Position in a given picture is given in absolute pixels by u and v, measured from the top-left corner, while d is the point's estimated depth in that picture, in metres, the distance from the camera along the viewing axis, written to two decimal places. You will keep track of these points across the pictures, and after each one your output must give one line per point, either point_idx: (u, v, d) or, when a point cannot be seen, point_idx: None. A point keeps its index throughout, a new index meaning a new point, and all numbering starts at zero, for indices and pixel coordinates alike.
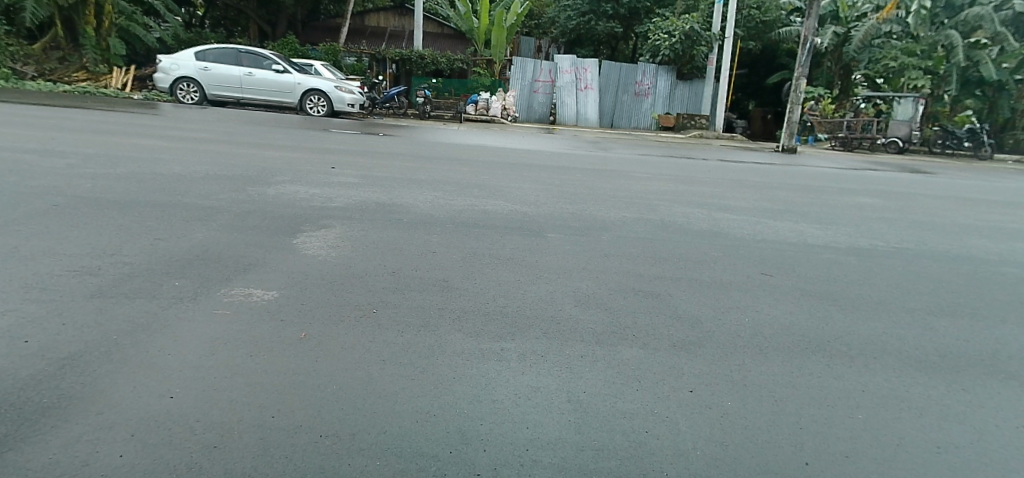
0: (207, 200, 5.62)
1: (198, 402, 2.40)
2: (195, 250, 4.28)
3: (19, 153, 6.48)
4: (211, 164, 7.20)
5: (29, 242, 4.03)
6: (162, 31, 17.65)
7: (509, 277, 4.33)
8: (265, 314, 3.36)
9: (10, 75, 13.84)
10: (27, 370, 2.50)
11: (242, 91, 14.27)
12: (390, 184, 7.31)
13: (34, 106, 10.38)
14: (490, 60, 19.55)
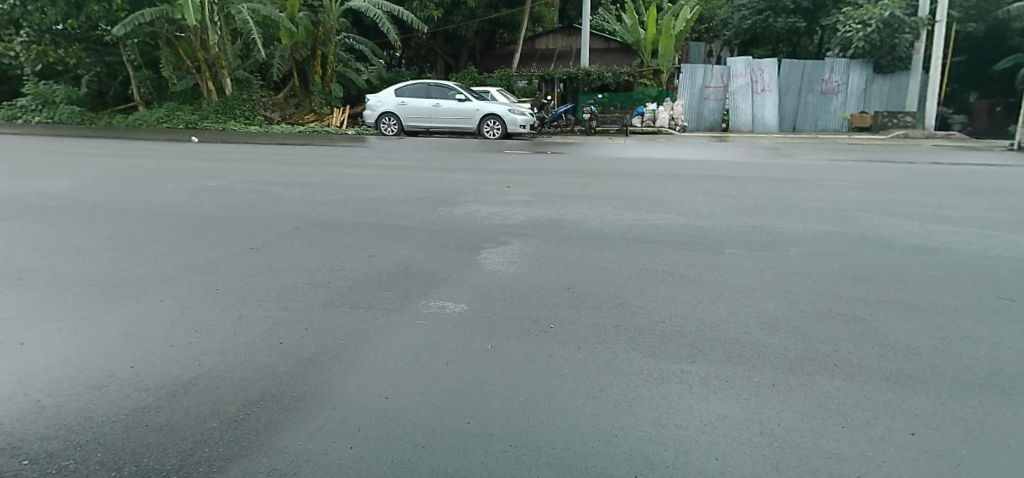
0: (405, 221, 6.25)
1: (407, 405, 2.68)
2: (399, 265, 4.79)
3: (267, 184, 7.80)
4: (407, 188, 8.00)
5: (278, 258, 4.85)
6: (370, 73, 19.99)
7: (687, 294, 4.21)
8: (457, 325, 3.64)
9: (262, 122, 16.73)
10: (279, 367, 3.00)
11: (431, 121, 15.69)
12: (561, 201, 7.51)
13: (272, 145, 12.41)
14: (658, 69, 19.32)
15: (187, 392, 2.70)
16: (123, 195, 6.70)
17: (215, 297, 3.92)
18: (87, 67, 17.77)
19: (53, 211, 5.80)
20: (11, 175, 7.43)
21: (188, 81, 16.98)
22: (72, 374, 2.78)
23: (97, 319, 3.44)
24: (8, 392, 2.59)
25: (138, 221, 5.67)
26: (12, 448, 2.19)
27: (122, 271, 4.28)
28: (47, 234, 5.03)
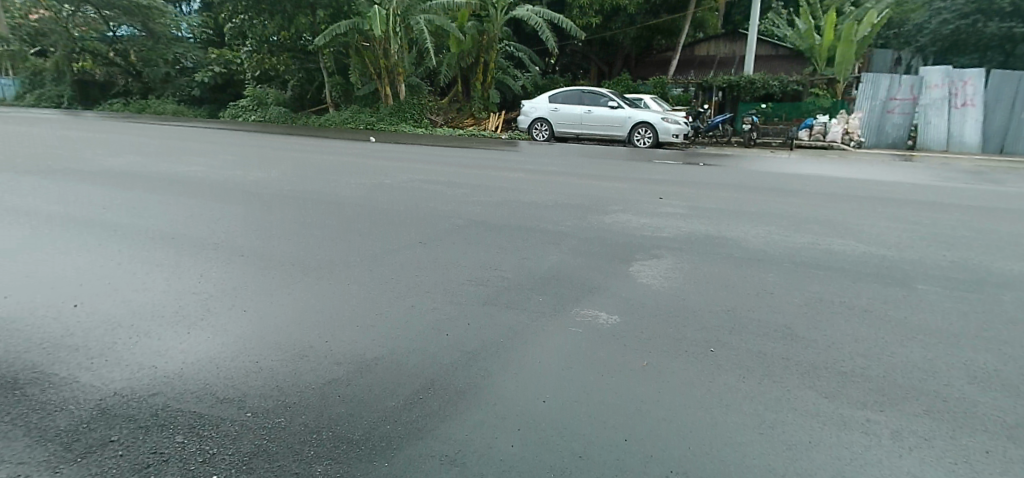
0: (558, 226, 6.32)
1: (565, 411, 2.70)
2: (552, 271, 4.84)
3: (431, 184, 8.33)
4: (559, 194, 8.10)
5: (442, 254, 5.14)
6: (526, 80, 20.51)
7: (868, 332, 3.78)
8: (611, 336, 3.60)
9: (429, 125, 17.90)
10: (445, 357, 3.19)
11: (581, 128, 15.68)
12: (718, 216, 7.13)
13: (436, 147, 13.26)
14: (831, 78, 17.47)
15: (368, 372, 2.96)
16: (314, 187, 7.54)
17: (389, 286, 4.26)
18: (292, 72, 20.31)
19: (260, 198, 6.69)
20: (230, 165, 8.70)
21: (370, 86, 18.74)
22: (278, 342, 3.18)
23: (296, 296, 3.91)
24: (231, 351, 3.03)
25: (323, 211, 6.34)
26: (235, 399, 2.56)
27: (312, 255, 4.82)
28: (254, 217, 5.81)
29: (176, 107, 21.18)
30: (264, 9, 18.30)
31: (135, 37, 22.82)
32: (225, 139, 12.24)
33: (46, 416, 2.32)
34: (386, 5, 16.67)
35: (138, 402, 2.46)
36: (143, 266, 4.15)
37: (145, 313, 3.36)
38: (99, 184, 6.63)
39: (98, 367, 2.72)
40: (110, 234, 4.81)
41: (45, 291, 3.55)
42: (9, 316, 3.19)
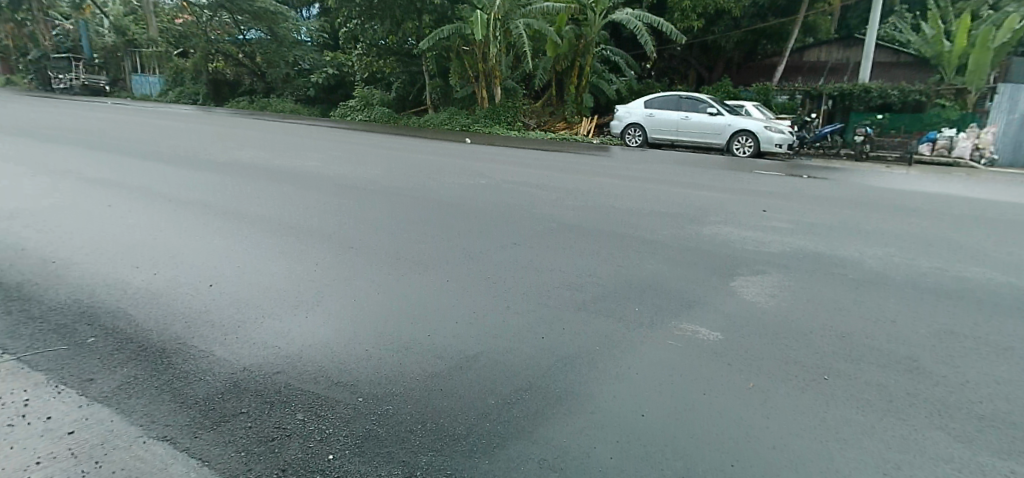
0: (654, 234, 6.11)
1: (665, 427, 2.61)
2: (650, 279, 4.65)
3: (525, 186, 8.33)
4: (655, 202, 7.87)
5: (538, 256, 5.08)
6: (621, 83, 20.11)
7: (1010, 374, 3.37)
8: (714, 352, 3.42)
9: (522, 128, 18.01)
10: (542, 359, 3.17)
11: (678, 134, 15.21)
12: (829, 233, 6.66)
13: (530, 150, 13.31)
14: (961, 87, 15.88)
15: (468, 368, 3.00)
16: (412, 185, 7.77)
17: (486, 283, 4.30)
18: (396, 74, 21.09)
19: (361, 194, 6.96)
20: (339, 162, 9.15)
21: (468, 89, 19.13)
22: (384, 332, 3.31)
23: (400, 289, 4.05)
24: (343, 337, 3.19)
25: (416, 209, 6.48)
26: (348, 384, 2.69)
27: (410, 250, 4.97)
28: (355, 212, 6.05)
29: (293, 106, 22.69)
30: (374, 14, 18.97)
31: (260, 39, 24.84)
32: (335, 137, 12.93)
33: (187, 385, 2.55)
34: (487, 10, 16.78)
35: (263, 378, 2.65)
36: (263, 252, 4.46)
37: (267, 296, 3.61)
38: (226, 175, 7.21)
39: (229, 343, 2.96)
40: (236, 221, 5.20)
41: (183, 271, 3.91)
42: (155, 291, 3.55)
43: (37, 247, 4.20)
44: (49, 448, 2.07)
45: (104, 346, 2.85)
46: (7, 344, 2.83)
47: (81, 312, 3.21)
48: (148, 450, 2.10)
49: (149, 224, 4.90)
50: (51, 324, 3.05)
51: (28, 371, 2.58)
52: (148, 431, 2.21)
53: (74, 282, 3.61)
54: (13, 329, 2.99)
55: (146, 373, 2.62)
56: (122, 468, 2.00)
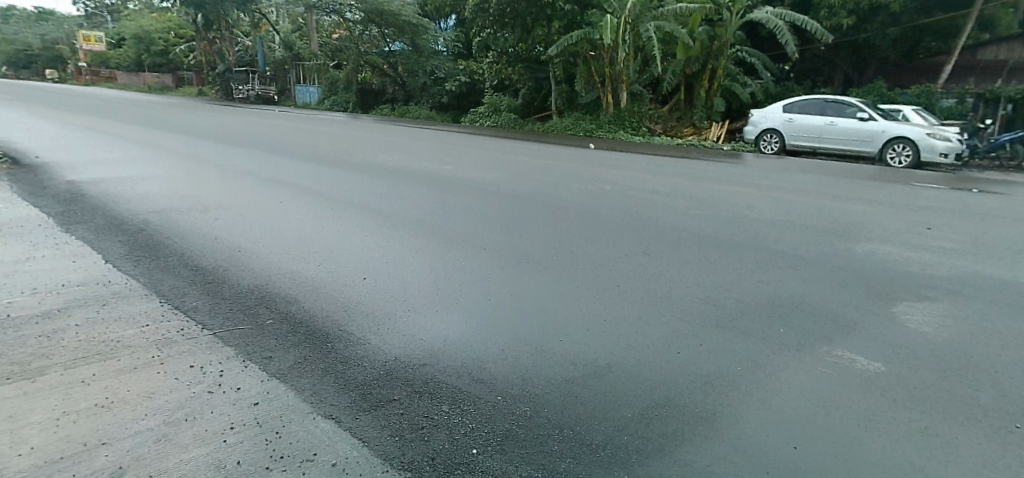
0: (797, 248, 5.57)
1: (824, 465, 2.34)
2: (795, 297, 4.18)
3: (652, 192, 8.02)
4: (796, 214, 7.26)
5: (669, 263, 4.72)
6: (756, 86, 18.88)
7: None
8: (877, 386, 3.01)
9: (647, 134, 17.40)
10: (681, 376, 2.98)
11: (820, 141, 13.96)
12: (1012, 258, 5.78)
13: (658, 156, 12.89)
14: None
15: (603, 378, 2.90)
16: (538, 187, 7.72)
17: (618, 287, 4.10)
18: (523, 81, 21.33)
19: (489, 194, 7.01)
20: (470, 165, 9.41)
21: (594, 94, 18.86)
22: (519, 333, 3.29)
23: (532, 288, 3.98)
24: (480, 335, 3.23)
25: (541, 208, 6.37)
26: (487, 382, 2.77)
27: (536, 247, 4.87)
28: (484, 210, 6.11)
29: (428, 113, 23.97)
30: (507, 22, 19.23)
31: (402, 50, 26.64)
32: (468, 142, 13.39)
33: (347, 369, 2.79)
34: (618, 14, 16.44)
35: (412, 369, 2.82)
36: (405, 249, 4.69)
37: (411, 291, 3.80)
38: (371, 177, 7.72)
39: (382, 333, 3.18)
40: (381, 220, 5.55)
41: (340, 264, 4.25)
42: (318, 281, 3.91)
43: (223, 237, 4.79)
44: (240, 414, 2.36)
45: (280, 329, 3.20)
46: (204, 321, 3.26)
47: (260, 297, 3.62)
48: (316, 426, 2.32)
49: (309, 221, 5.39)
50: (238, 306, 3.48)
51: (221, 346, 2.97)
52: (317, 409, 2.44)
53: (252, 270, 4.08)
54: (209, 308, 3.45)
55: (314, 355, 2.91)
56: (297, 440, 2.22)
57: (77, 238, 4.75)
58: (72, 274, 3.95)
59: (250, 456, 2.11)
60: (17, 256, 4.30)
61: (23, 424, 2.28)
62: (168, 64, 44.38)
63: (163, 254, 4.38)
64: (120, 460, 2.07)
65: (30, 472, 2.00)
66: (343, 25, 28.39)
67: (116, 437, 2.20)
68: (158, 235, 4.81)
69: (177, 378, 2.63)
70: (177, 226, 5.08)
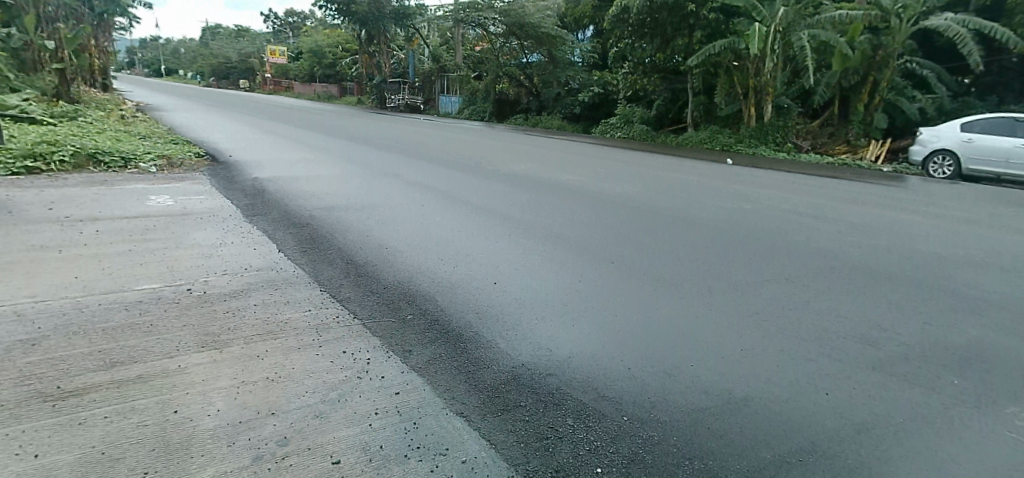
0: (976, 288, 4.84)
1: None
2: (973, 345, 3.61)
3: (797, 214, 7.41)
4: (975, 248, 6.33)
5: (818, 295, 4.31)
6: (927, 101, 16.82)
7: None
8: None
9: (793, 150, 15.98)
10: (831, 423, 2.68)
11: (1008, 166, 12.14)
12: None
13: (805, 176, 11.93)
14: None
15: (741, 414, 2.69)
16: (670, 202, 7.39)
17: (758, 317, 3.80)
18: (659, 92, 20.72)
19: (618, 207, 6.86)
20: (601, 176, 9.30)
21: (735, 106, 17.87)
22: (648, 353, 3.19)
23: (663, 309, 3.83)
24: (608, 351, 3.19)
25: (672, 225, 6.11)
26: (615, 399, 2.73)
27: (668, 267, 4.68)
28: (614, 224, 6.00)
29: (560, 123, 24.18)
30: (646, 33, 18.88)
31: (540, 61, 27.15)
32: (601, 154, 13.32)
33: (479, 370, 2.90)
34: (767, 23, 15.50)
35: (539, 377, 2.87)
36: (536, 258, 4.76)
37: (541, 300, 3.86)
38: (506, 185, 7.96)
39: (512, 339, 3.27)
40: (514, 227, 5.69)
41: (474, 268, 4.44)
42: (455, 282, 4.11)
43: (373, 235, 5.21)
44: (383, 402, 2.56)
45: (419, 324, 3.41)
46: (356, 311, 3.58)
47: (403, 293, 3.89)
48: (450, 422, 2.45)
49: (448, 225, 5.69)
50: (384, 300, 3.76)
51: (368, 335, 3.23)
52: (450, 406, 2.57)
53: (397, 267, 4.39)
54: (359, 299, 3.76)
55: (448, 353, 3.06)
56: (431, 433, 2.35)
57: (255, 228, 5.42)
58: (251, 260, 4.52)
59: (391, 442, 2.28)
60: (211, 240, 4.99)
61: (212, 387, 2.65)
62: (334, 74, 49.08)
63: (324, 247, 4.86)
64: (285, 431, 2.34)
65: (216, 431, 2.32)
66: (486, 37, 29.16)
67: (282, 409, 2.48)
68: (319, 230, 5.35)
69: (332, 362, 2.90)
70: (335, 222, 5.61)
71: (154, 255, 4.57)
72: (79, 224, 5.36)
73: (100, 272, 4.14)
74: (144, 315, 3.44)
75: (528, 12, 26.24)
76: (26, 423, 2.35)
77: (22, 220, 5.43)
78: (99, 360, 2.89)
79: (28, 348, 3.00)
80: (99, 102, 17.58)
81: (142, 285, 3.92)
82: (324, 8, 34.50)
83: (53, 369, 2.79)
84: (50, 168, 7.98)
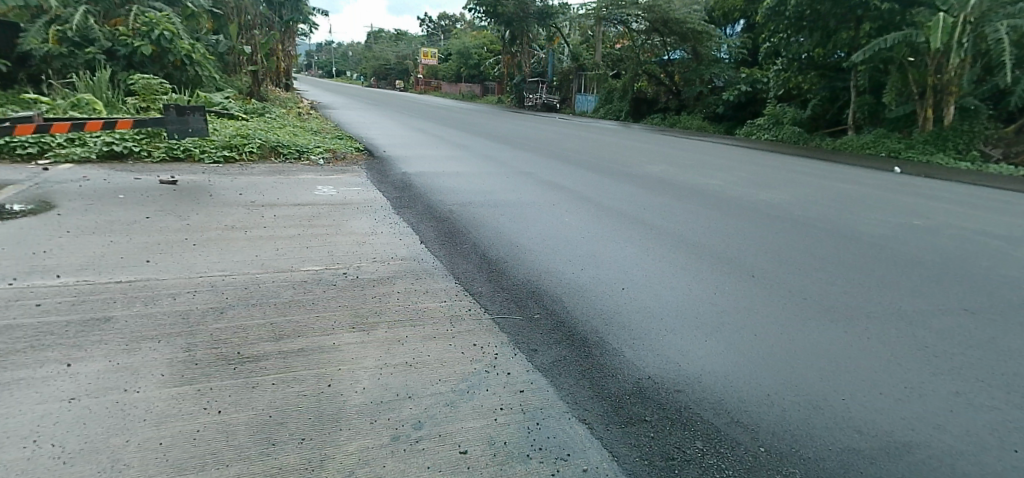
0: None
1: None
2: None
3: (983, 235, 6.38)
4: None
5: (1010, 334, 3.63)
6: None
7: None
8: None
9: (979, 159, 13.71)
10: None
11: None
12: None
13: (995, 190, 10.30)
14: None
15: (899, 458, 2.39)
16: (823, 213, 6.75)
17: (927, 350, 3.33)
18: (815, 91, 18.98)
19: (761, 217, 6.42)
20: (744, 182, 8.74)
21: (907, 108, 15.91)
22: (788, 377, 2.97)
23: (807, 330, 3.53)
24: (742, 371, 3.02)
25: (825, 238, 5.59)
26: (748, 424, 2.57)
27: (817, 286, 4.28)
28: (755, 234, 5.64)
29: (700, 123, 23.11)
30: (804, 26, 17.50)
31: (683, 59, 26.16)
32: (746, 157, 12.55)
33: (603, 379, 2.90)
34: (955, 13, 13.71)
35: (665, 392, 2.80)
36: (668, 266, 4.63)
37: (671, 310, 3.75)
38: (641, 188, 7.79)
39: (639, 349, 3.22)
40: (647, 233, 5.56)
41: (603, 272, 4.43)
42: (583, 285, 4.14)
43: (507, 232, 5.39)
44: (509, 399, 2.65)
45: (546, 325, 3.47)
46: (487, 305, 3.74)
47: (532, 292, 3.99)
48: (572, 427, 2.48)
49: (579, 226, 5.72)
50: (514, 297, 3.89)
51: (498, 331, 3.36)
52: (573, 411, 2.60)
53: (528, 265, 4.50)
54: (491, 294, 3.92)
55: (574, 357, 3.09)
56: (553, 435, 2.41)
57: (402, 219, 5.84)
58: (397, 249, 4.87)
59: (514, 439, 2.37)
60: (365, 229, 5.46)
61: (360, 366, 2.92)
62: (479, 75, 51.14)
63: (460, 241, 5.13)
64: (419, 415, 2.51)
65: (362, 407, 2.56)
66: (627, 35, 28.64)
67: (418, 394, 2.67)
68: (457, 224, 5.64)
69: (464, 353, 3.07)
70: (471, 217, 5.87)
71: (318, 240, 5.09)
72: (261, 208, 6.13)
73: (276, 252, 4.70)
74: (307, 294, 3.86)
75: (673, 7, 25.35)
76: (214, 380, 2.77)
77: (218, 202, 6.33)
78: (270, 331, 3.30)
79: (217, 315, 3.50)
80: (280, 101, 19.88)
81: (307, 266, 4.40)
82: (473, 10, 36.05)
83: (236, 335, 3.24)
84: (242, 157, 9.24)
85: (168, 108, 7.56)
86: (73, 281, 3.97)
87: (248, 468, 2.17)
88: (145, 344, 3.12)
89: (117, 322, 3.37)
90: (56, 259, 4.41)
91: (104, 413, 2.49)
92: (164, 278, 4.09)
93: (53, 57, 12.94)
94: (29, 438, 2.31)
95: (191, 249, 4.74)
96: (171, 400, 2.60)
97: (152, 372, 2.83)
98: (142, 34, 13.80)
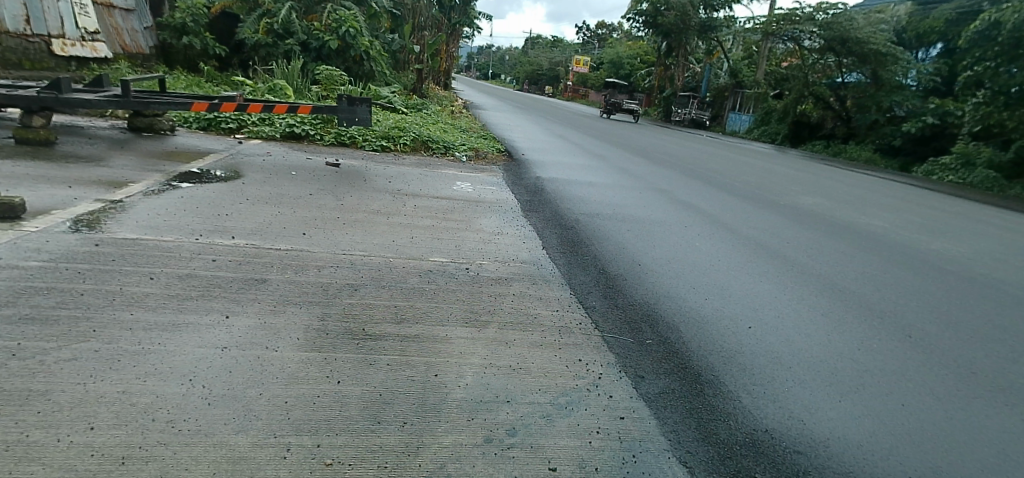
0: None
1: None
2: None
3: None
4: None
5: None
6: None
7: None
8: None
9: None
10: None
11: None
12: None
13: None
14: None
15: None
16: (1013, 275, 5.73)
17: None
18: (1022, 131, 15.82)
19: (931, 270, 5.60)
20: (916, 227, 7.69)
21: None
22: (939, 462, 2.56)
23: (970, 411, 3.02)
24: (881, 445, 2.66)
25: (1009, 305, 4.76)
26: None
27: (989, 360, 3.65)
28: (918, 289, 4.95)
29: (870, 155, 20.81)
30: (1019, 54, 15.17)
31: (859, 82, 23.79)
32: (923, 199, 11.02)
33: (714, 422, 2.72)
34: None
35: (784, 452, 2.55)
36: (804, 310, 4.23)
37: (801, 361, 3.41)
38: (789, 220, 7.19)
39: (758, 397, 2.98)
40: (785, 270, 5.13)
41: (729, 305, 4.16)
42: (706, 317, 3.92)
43: (631, 248, 5.26)
44: (606, 423, 2.59)
45: (658, 352, 3.34)
46: (600, 322, 3.67)
47: (649, 315, 3.84)
48: (670, 468, 2.34)
49: (711, 253, 5.42)
50: (629, 317, 3.78)
51: (606, 350, 3.29)
52: (675, 450, 2.46)
53: (650, 287, 4.36)
54: (603, 311, 3.85)
55: (684, 392, 2.94)
56: (648, 472, 2.30)
57: (528, 222, 5.91)
58: (520, 251, 4.97)
59: (607, 467, 2.30)
60: (493, 228, 5.62)
61: (466, 361, 3.01)
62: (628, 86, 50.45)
63: (583, 251, 5.09)
64: (513, 422, 2.53)
65: (462, 402, 2.64)
66: (797, 53, 26.87)
67: (517, 399, 2.71)
68: (583, 234, 5.62)
69: (567, 367, 3.05)
70: (599, 229, 5.82)
71: (449, 233, 5.32)
72: (404, 197, 6.55)
73: (410, 240, 4.99)
74: (430, 283, 4.05)
75: (856, 25, 23.36)
76: (338, 353, 2.99)
77: (368, 187, 6.87)
78: (392, 313, 3.51)
79: (351, 292, 3.79)
80: (438, 98, 21.06)
81: (436, 257, 4.62)
82: (631, 20, 35.69)
83: (362, 312, 3.49)
84: (397, 148, 9.92)
85: (342, 97, 8.33)
86: (244, 243, 4.52)
87: (353, 440, 2.32)
88: (288, 307, 3.47)
89: (271, 285, 3.77)
90: (235, 221, 5.04)
91: (246, 365, 2.80)
92: (314, 250, 4.52)
93: (259, 46, 14.86)
94: (188, 376, 2.66)
95: (340, 228, 5.18)
96: (301, 364, 2.85)
97: (289, 335, 3.13)
98: (332, 29, 15.39)
